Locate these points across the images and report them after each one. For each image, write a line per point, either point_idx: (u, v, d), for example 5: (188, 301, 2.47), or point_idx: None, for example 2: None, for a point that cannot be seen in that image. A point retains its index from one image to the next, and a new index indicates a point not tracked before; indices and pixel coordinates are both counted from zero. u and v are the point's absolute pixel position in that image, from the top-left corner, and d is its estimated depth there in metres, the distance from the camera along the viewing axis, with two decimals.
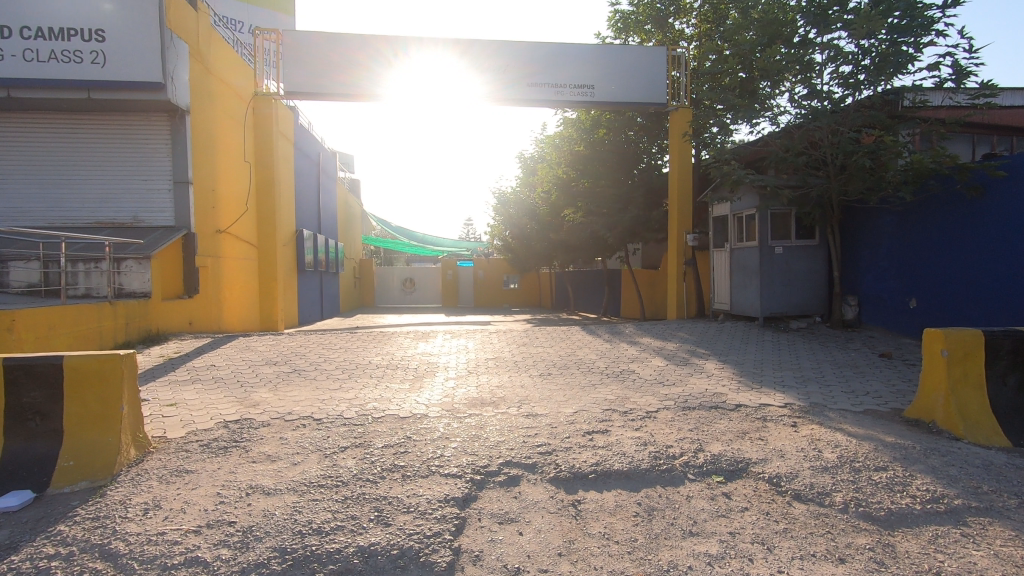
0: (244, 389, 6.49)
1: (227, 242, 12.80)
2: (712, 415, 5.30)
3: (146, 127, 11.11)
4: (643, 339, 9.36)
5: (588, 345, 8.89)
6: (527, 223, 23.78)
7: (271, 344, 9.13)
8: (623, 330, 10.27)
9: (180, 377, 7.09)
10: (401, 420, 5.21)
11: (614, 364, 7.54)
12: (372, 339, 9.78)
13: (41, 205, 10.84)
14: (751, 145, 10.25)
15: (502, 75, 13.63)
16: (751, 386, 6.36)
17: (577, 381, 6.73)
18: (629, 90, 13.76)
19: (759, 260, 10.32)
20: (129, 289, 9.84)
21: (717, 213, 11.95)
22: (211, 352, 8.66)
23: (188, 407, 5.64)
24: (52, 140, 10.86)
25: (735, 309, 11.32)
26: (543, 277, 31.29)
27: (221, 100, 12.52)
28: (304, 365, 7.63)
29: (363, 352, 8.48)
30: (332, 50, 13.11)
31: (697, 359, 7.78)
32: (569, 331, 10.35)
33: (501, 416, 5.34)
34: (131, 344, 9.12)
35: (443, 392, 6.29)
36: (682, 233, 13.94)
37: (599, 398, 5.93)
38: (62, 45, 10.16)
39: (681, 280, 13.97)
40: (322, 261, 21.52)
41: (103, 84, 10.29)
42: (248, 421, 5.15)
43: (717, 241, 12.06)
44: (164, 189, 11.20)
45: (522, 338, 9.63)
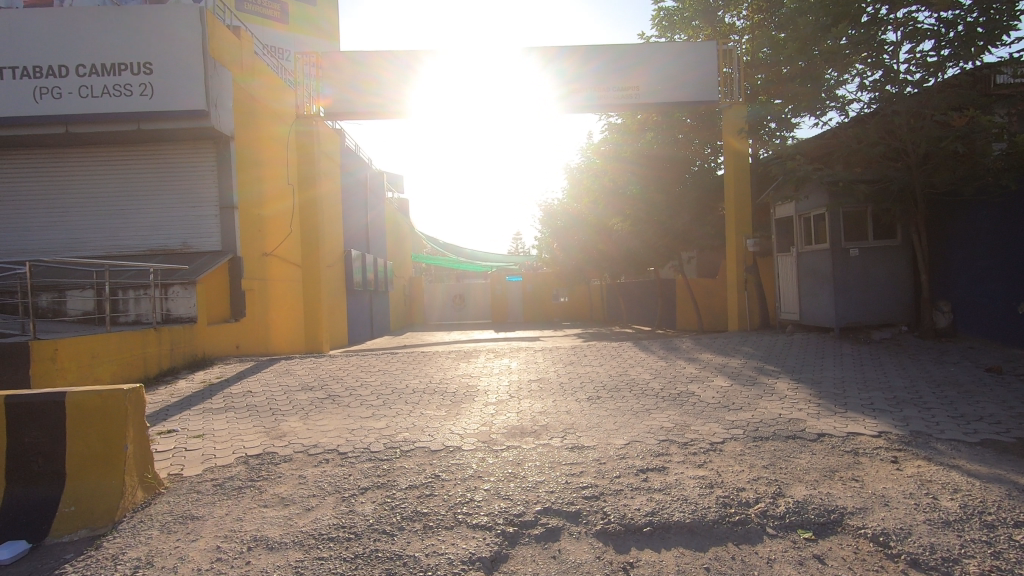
0: (275, 418, 6.17)
1: (273, 264, 13.00)
2: (791, 448, 4.51)
3: (193, 154, 11.34)
4: (703, 356, 8.52)
5: (642, 364, 8.15)
6: (574, 234, 23.10)
7: (310, 368, 8.91)
8: (679, 345, 9.44)
9: (215, 405, 6.89)
10: (431, 454, 4.70)
11: (671, 385, 6.79)
12: (412, 360, 9.38)
13: (98, 235, 11.20)
14: (818, 138, 9.29)
15: (541, 81, 13.17)
16: (834, 411, 5.48)
17: (628, 406, 6.03)
18: (678, 89, 13.00)
19: (832, 263, 9.30)
20: (176, 314, 9.96)
21: (780, 214, 10.96)
22: (250, 377, 8.50)
23: (213, 440, 5.35)
24: (107, 172, 11.23)
25: (804, 319, 10.28)
26: (594, 289, 30.43)
27: (265, 126, 12.86)
28: (339, 390, 7.29)
29: (401, 375, 8.08)
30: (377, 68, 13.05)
31: (765, 378, 6.91)
32: (621, 347, 9.61)
33: (542, 449, 4.74)
34: (176, 369, 9.12)
35: (480, 421, 5.75)
36: (740, 238, 12.96)
37: (654, 426, 5.23)
38: (114, 80, 10.51)
39: (743, 289, 12.95)
40: (371, 280, 21.68)
41: (151, 114, 10.55)
42: (270, 456, 4.78)
43: (780, 245, 11.08)
44: (210, 215, 11.37)
45: (569, 356, 8.98)
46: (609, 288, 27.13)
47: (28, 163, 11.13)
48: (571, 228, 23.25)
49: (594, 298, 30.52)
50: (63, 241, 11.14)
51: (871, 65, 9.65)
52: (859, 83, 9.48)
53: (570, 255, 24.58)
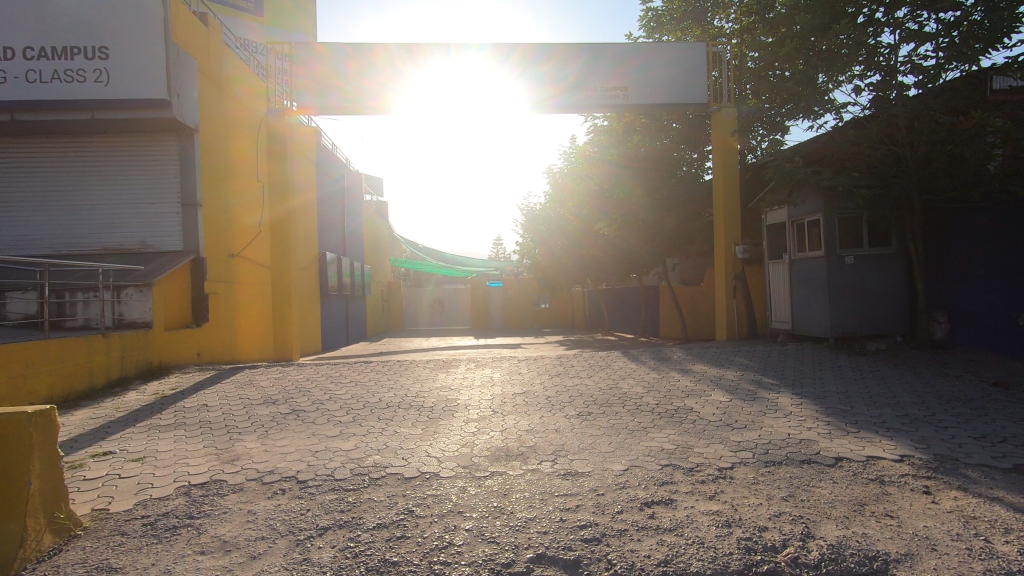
0: (229, 437, 5.50)
1: (241, 267, 12.25)
2: (808, 476, 4.04)
3: (154, 147, 10.57)
4: (696, 367, 8.07)
5: (632, 375, 7.66)
6: (557, 239, 22.66)
7: (276, 378, 8.23)
8: (670, 355, 8.99)
9: (164, 421, 6.18)
10: (403, 484, 4.10)
11: (666, 400, 6.30)
12: (387, 370, 8.74)
13: (47, 232, 10.34)
14: (813, 141, 8.95)
15: (526, 80, 12.68)
16: (846, 431, 5.05)
17: (623, 424, 5.52)
18: (666, 89, 12.62)
19: (827, 271, 8.96)
20: (129, 319, 9.13)
21: (772, 220, 10.63)
22: (208, 389, 7.77)
23: (152, 465, 4.67)
24: (58, 165, 10.38)
25: (798, 328, 9.92)
26: (576, 296, 30.05)
27: (235, 120, 12.17)
28: (305, 404, 6.63)
29: (375, 386, 7.44)
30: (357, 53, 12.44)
31: (766, 393, 6.46)
32: (609, 357, 9.13)
33: (531, 477, 4.18)
34: (127, 379, 8.35)
35: (459, 441, 5.17)
36: (729, 244, 12.60)
37: (653, 449, 4.72)
38: (66, 65, 9.71)
39: (731, 296, 12.58)
40: (347, 284, 20.91)
41: (107, 103, 9.77)
42: (217, 485, 4.14)
43: (771, 252, 10.76)
44: (172, 212, 10.60)
45: (555, 367, 8.44)
46: (591, 295, 26.76)
47: None
48: (554, 233, 22.82)
49: (576, 304, 30.14)
50: (8, 239, 10.26)
51: (867, 69, 9.37)
52: (855, 85, 9.20)
53: (552, 261, 24.14)
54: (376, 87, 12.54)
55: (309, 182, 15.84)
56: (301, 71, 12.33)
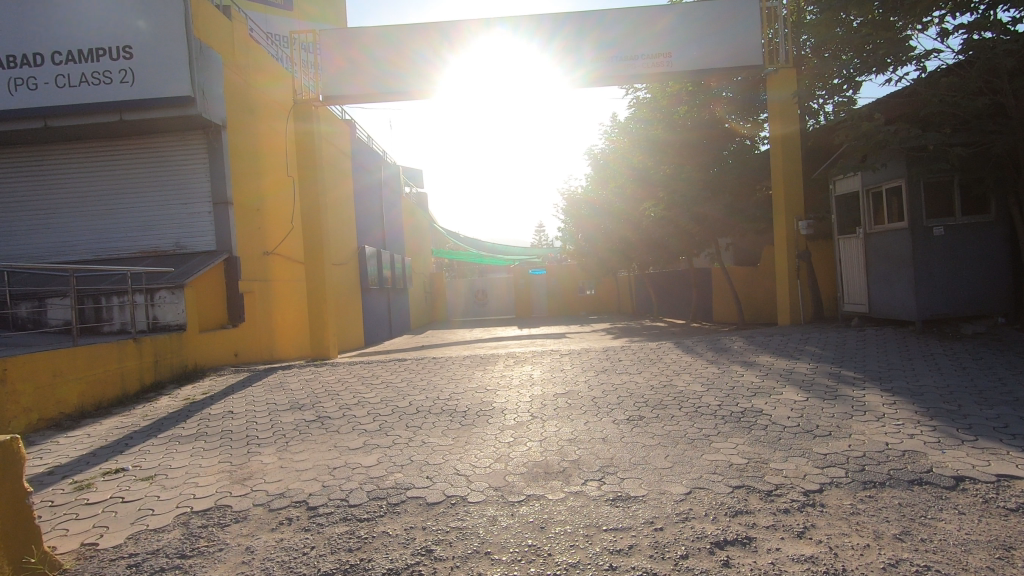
0: (247, 450, 5.09)
1: (276, 264, 12.07)
2: (924, 505, 3.22)
3: (183, 146, 10.42)
4: (761, 359, 7.19)
5: (688, 371, 6.85)
6: (600, 223, 21.74)
7: (307, 380, 7.88)
8: (730, 345, 8.10)
9: (186, 431, 5.87)
10: (425, 513, 3.52)
11: (729, 401, 5.49)
12: (421, 368, 8.25)
13: (87, 237, 10.37)
14: (891, 97, 7.81)
15: (561, 52, 11.80)
16: (960, 439, 4.15)
17: (679, 431, 4.77)
18: (715, 52, 11.49)
19: (912, 245, 7.82)
20: (163, 322, 8.97)
21: (841, 190, 9.48)
22: (237, 393, 7.48)
23: (160, 487, 4.29)
24: (93, 170, 10.38)
25: (876, 310, 8.81)
26: (623, 281, 29.07)
27: (263, 115, 11.94)
28: (331, 410, 6.20)
29: (406, 388, 6.95)
30: (393, 42, 11.89)
31: (848, 390, 5.56)
32: (660, 350, 8.32)
33: (573, 503, 3.53)
34: (161, 384, 8.19)
35: (492, 455, 4.56)
36: (791, 220, 11.45)
37: (719, 465, 3.97)
38: (93, 67, 9.60)
39: (795, 277, 11.44)
40: (388, 277, 20.69)
41: (133, 103, 9.61)
42: (221, 512, 3.70)
43: (841, 227, 9.63)
44: (204, 212, 10.44)
45: (600, 362, 7.72)
46: (638, 280, 25.74)
47: (10, 162, 10.34)
48: (597, 217, 21.91)
49: (623, 290, 29.15)
50: (50, 246, 10.35)
51: (955, 10, 8.11)
52: (941, 30, 7.98)
53: (596, 246, 23.27)
54: (409, 78, 11.96)
55: (343, 175, 15.57)
56: (334, 61, 11.83)
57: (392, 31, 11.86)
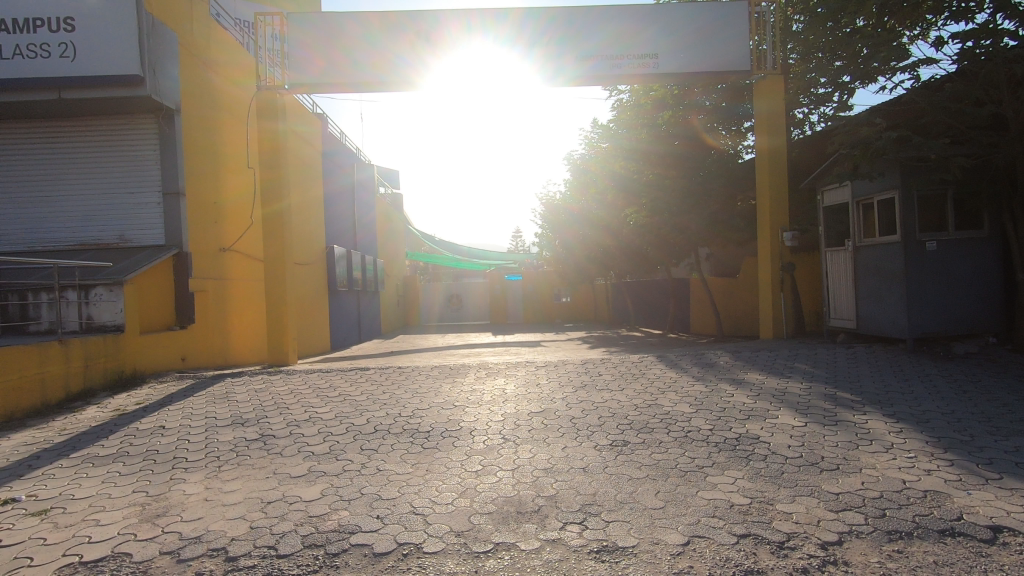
0: (169, 476, 4.36)
1: (233, 261, 11.25)
2: (964, 565, 2.73)
3: (132, 130, 9.56)
4: (750, 376, 6.72)
5: (673, 389, 6.33)
6: (580, 231, 21.35)
7: (256, 391, 7.12)
8: (716, 361, 7.62)
9: (105, 450, 5.10)
10: (368, 569, 2.88)
11: (721, 425, 4.98)
12: (385, 379, 7.57)
13: (19, 227, 9.42)
14: (888, 104, 7.48)
15: (545, 48, 11.28)
16: (983, 476, 3.71)
17: (669, 461, 4.22)
18: (703, 55, 11.10)
19: (904, 259, 7.49)
20: (99, 322, 8.12)
21: (830, 201, 9.16)
22: (175, 404, 6.69)
23: (52, 525, 3.54)
24: (29, 153, 9.44)
25: (864, 326, 8.47)
26: (599, 290, 28.73)
27: (223, 102, 11.11)
28: (276, 428, 5.48)
29: (365, 403, 6.26)
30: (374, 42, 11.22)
31: (848, 415, 5.10)
32: (641, 364, 7.80)
33: (551, 556, 2.94)
34: (91, 392, 7.33)
35: (456, 488, 3.93)
36: (776, 230, 11.12)
37: (719, 507, 3.42)
38: (29, 39, 8.65)
39: (779, 289, 11.10)
40: (359, 279, 19.84)
41: (74, 81, 8.71)
42: (116, 565, 2.99)
43: (828, 239, 9.30)
44: (152, 203, 9.59)
45: (578, 376, 7.15)
46: (615, 288, 25.39)
47: None
48: (576, 223, 21.50)
49: (599, 299, 28.79)
50: None
51: (952, 20, 7.88)
52: (938, 38, 7.71)
53: (574, 253, 22.86)
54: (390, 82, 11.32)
55: (312, 171, 14.79)
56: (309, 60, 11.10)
57: (376, 31, 11.20)
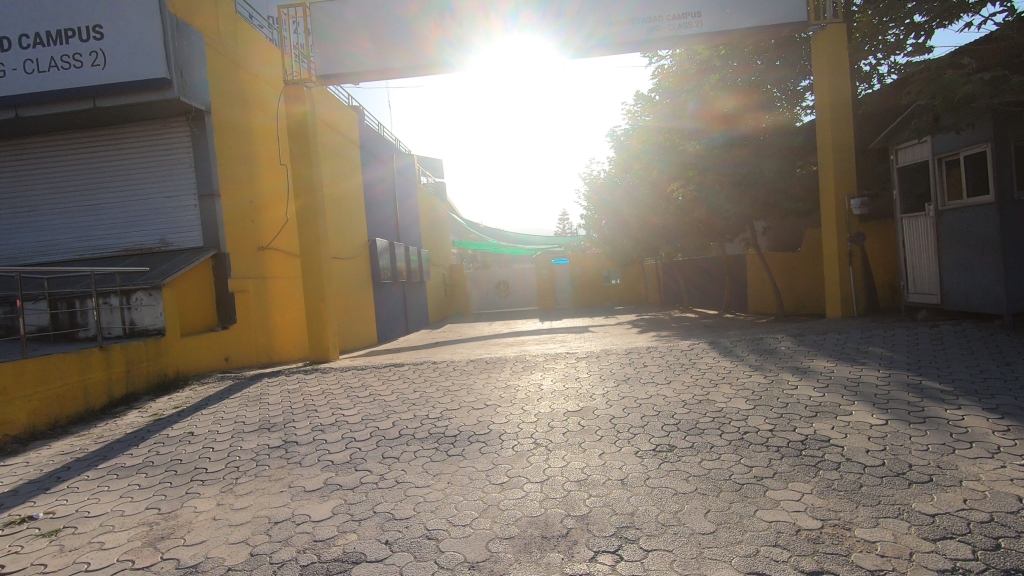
0: (185, 491, 4.18)
1: (272, 260, 11.27)
2: None
3: (166, 135, 9.63)
4: (816, 364, 5.99)
5: (727, 381, 5.68)
6: (627, 210, 20.48)
7: (289, 393, 6.98)
8: (777, 347, 6.87)
9: (132, 460, 5.01)
10: None
11: (783, 424, 4.35)
12: (419, 376, 7.27)
13: (69, 236, 9.70)
14: (977, 43, 6.42)
15: (578, 14, 10.52)
16: None
17: (721, 471, 3.66)
18: (753, 8, 10.06)
19: (1000, 223, 6.47)
20: (141, 326, 8.21)
21: (906, 160, 8.10)
22: (209, 408, 6.62)
23: (58, 549, 3.39)
24: (73, 163, 9.67)
25: (949, 301, 7.47)
26: (650, 270, 27.74)
27: (254, 99, 11.07)
28: (300, 434, 5.25)
29: (394, 403, 5.97)
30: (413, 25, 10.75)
31: (939, 410, 4.35)
32: (692, 352, 7.15)
33: None
34: (135, 397, 7.43)
35: (477, 506, 3.52)
36: (842, 197, 10.06)
37: (782, 532, 2.85)
38: (62, 50, 8.78)
39: (847, 262, 10.07)
40: (404, 270, 19.79)
41: (105, 88, 8.79)
42: None
43: (904, 204, 8.26)
44: (189, 205, 9.66)
45: (621, 368, 6.60)
46: (666, 268, 24.38)
47: None
48: (623, 202, 20.62)
49: (650, 279, 27.80)
50: (33, 245, 9.72)
51: None
52: None
53: (622, 233, 22.01)
54: (433, 64, 10.89)
55: (346, 164, 14.65)
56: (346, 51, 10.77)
57: (405, 13, 10.75)
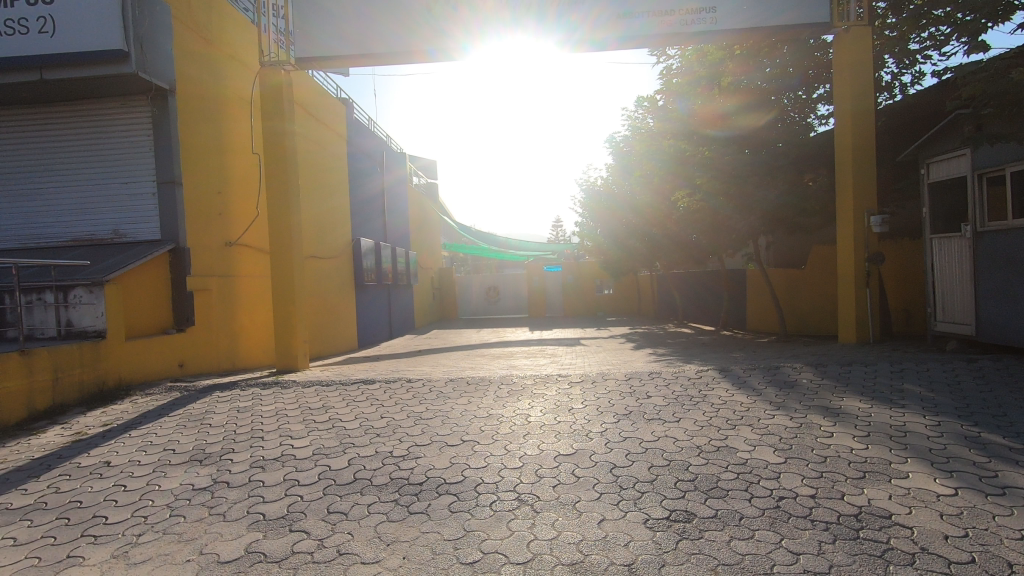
0: (69, 553, 3.26)
1: (241, 257, 10.31)
2: None
3: (124, 114, 8.68)
4: (848, 403, 5.15)
5: (747, 422, 4.83)
6: (624, 219, 19.75)
7: (238, 412, 6.04)
8: (797, 380, 6.04)
9: (23, 499, 4.07)
10: None
11: (826, 489, 3.49)
12: (390, 398, 6.34)
13: (11, 222, 8.73)
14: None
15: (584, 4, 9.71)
16: None
17: (759, 560, 2.81)
18: (771, 6, 9.30)
19: None
20: (80, 327, 7.24)
21: (940, 174, 7.34)
22: (140, 428, 5.67)
23: None
24: (19, 141, 8.70)
25: (984, 332, 6.74)
26: (645, 281, 27.07)
27: (226, 82, 10.13)
28: (234, 472, 4.32)
29: (355, 434, 5.06)
30: (412, 13, 9.92)
31: (1019, 477, 3.52)
32: (700, 382, 6.29)
33: None
34: (64, 408, 6.47)
35: None
36: (861, 213, 9.29)
37: None
38: (6, 14, 7.80)
39: (864, 283, 9.31)
40: (390, 273, 18.82)
41: (53, 59, 7.81)
42: None
43: (935, 223, 7.49)
44: (147, 194, 8.72)
45: (621, 399, 5.73)
46: (662, 279, 23.70)
47: None
48: (621, 210, 19.88)
49: (644, 290, 27.11)
50: None
51: None
52: None
53: (618, 242, 21.27)
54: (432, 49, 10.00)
55: (329, 158, 13.69)
56: (338, 32, 9.92)
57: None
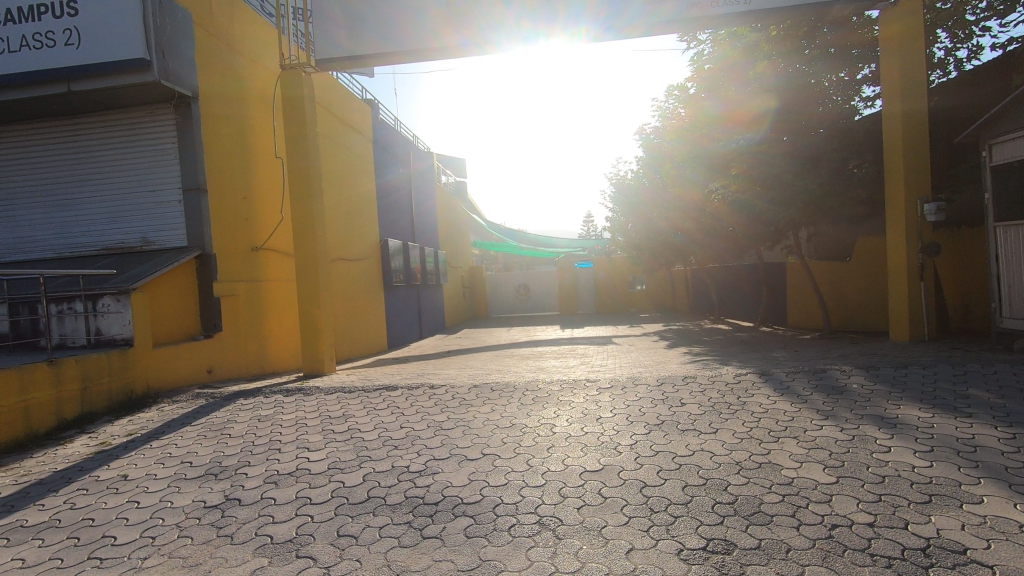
0: None
1: (268, 262, 10.32)
2: None
3: (150, 123, 8.75)
4: (905, 412, 4.67)
5: (791, 435, 4.41)
6: (656, 214, 19.19)
7: (258, 421, 5.94)
8: (846, 385, 5.56)
9: (39, 516, 4.01)
10: None
11: (886, 517, 3.09)
12: (412, 405, 6.15)
13: (46, 232, 8.92)
14: None
15: None
16: None
17: None
18: None
19: None
20: (108, 335, 7.32)
21: (1005, 156, 6.68)
22: (162, 438, 5.62)
23: None
24: (51, 152, 8.87)
25: None
26: (678, 277, 26.36)
27: (249, 86, 10.11)
28: (247, 488, 4.17)
29: (372, 446, 4.86)
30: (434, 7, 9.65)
31: None
32: (739, 387, 5.87)
33: None
34: (93, 416, 6.52)
35: None
36: (913, 201, 8.62)
37: None
38: (34, 28, 7.90)
39: (918, 275, 8.65)
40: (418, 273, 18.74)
41: (79, 70, 7.88)
42: None
43: (999, 210, 6.85)
44: (174, 201, 8.77)
45: (653, 407, 5.37)
46: (696, 274, 23.01)
47: None
48: (653, 204, 19.32)
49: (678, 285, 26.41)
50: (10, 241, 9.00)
51: None
52: None
53: (651, 237, 20.73)
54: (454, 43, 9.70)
55: (353, 160, 13.63)
56: (359, 30, 9.75)
57: None
